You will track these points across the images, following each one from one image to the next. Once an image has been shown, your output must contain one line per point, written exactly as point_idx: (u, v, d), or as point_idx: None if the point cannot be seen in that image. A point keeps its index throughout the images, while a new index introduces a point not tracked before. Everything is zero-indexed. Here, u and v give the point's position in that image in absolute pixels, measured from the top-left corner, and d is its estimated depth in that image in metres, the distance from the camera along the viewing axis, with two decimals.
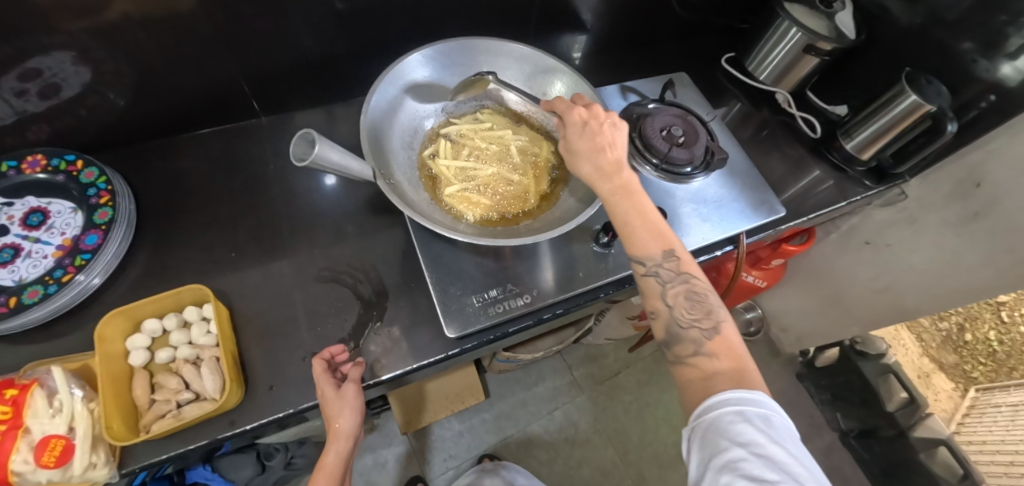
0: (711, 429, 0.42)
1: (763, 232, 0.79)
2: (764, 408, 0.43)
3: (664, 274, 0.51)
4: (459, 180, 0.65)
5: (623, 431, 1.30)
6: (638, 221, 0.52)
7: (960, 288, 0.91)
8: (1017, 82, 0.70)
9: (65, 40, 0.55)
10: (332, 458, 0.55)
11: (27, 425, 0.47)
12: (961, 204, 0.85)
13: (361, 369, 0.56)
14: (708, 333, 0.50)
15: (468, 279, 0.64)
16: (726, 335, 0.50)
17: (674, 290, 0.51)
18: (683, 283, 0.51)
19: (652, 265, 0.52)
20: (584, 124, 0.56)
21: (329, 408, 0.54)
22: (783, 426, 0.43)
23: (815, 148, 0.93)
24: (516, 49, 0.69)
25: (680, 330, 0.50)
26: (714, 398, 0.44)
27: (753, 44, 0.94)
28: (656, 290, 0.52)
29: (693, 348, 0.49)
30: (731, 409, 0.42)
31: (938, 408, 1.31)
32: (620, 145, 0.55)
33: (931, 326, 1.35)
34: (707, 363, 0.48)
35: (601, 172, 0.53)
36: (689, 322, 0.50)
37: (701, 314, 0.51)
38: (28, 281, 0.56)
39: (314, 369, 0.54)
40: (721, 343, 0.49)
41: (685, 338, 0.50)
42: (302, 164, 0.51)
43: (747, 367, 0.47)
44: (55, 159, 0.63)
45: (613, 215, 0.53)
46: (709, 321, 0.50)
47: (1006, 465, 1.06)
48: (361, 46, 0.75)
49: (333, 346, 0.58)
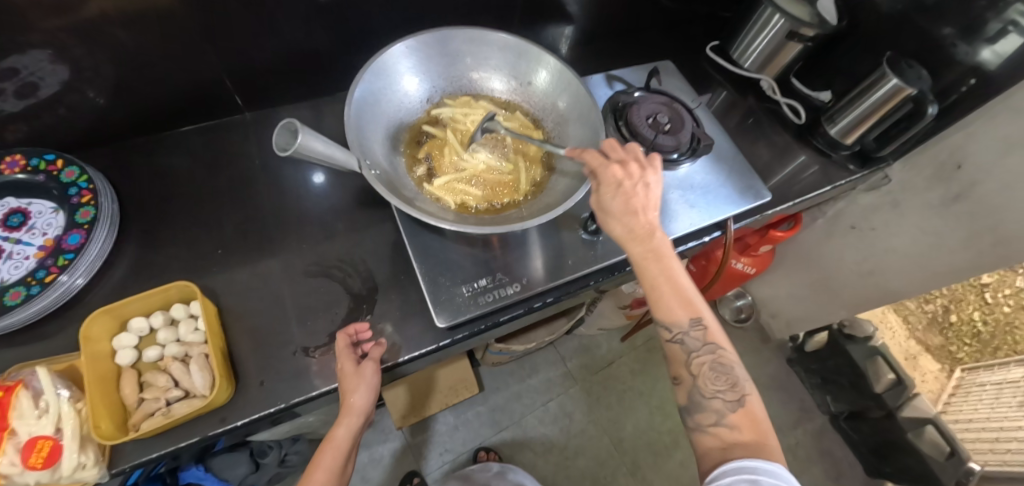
0: None
1: (750, 217, 0.80)
2: (780, 479, 0.43)
3: (690, 341, 0.53)
4: (449, 168, 0.65)
5: (617, 420, 1.31)
6: (664, 286, 0.54)
7: (944, 269, 0.92)
8: (996, 65, 0.71)
9: (40, 39, 0.54)
10: (342, 431, 0.56)
11: (14, 427, 0.47)
12: (943, 186, 0.86)
13: (383, 350, 0.57)
14: (731, 404, 0.51)
15: (458, 269, 0.64)
16: (751, 407, 0.50)
17: (698, 359, 0.53)
18: (709, 353, 0.53)
19: (678, 332, 0.53)
20: (618, 184, 0.55)
21: (347, 382, 0.54)
22: None
23: (800, 134, 0.94)
24: (500, 38, 0.69)
25: (703, 399, 0.52)
26: (729, 465, 0.46)
27: (737, 33, 0.95)
28: (681, 357, 0.54)
29: (715, 418, 0.51)
30: (745, 477, 0.44)
31: (926, 388, 1.36)
32: (652, 206, 0.56)
33: (917, 308, 1.40)
34: (728, 435, 0.49)
35: (632, 234, 0.54)
36: (713, 392, 0.52)
37: (725, 386, 0.52)
38: (10, 283, 0.55)
39: (338, 343, 0.56)
40: (744, 414, 0.50)
41: (706, 407, 0.51)
42: (286, 153, 0.50)
43: (771, 444, 0.48)
44: (35, 158, 0.62)
45: (641, 278, 0.55)
46: (733, 393, 0.51)
47: (992, 441, 1.13)
48: (345, 40, 0.75)
49: (359, 323, 0.59)
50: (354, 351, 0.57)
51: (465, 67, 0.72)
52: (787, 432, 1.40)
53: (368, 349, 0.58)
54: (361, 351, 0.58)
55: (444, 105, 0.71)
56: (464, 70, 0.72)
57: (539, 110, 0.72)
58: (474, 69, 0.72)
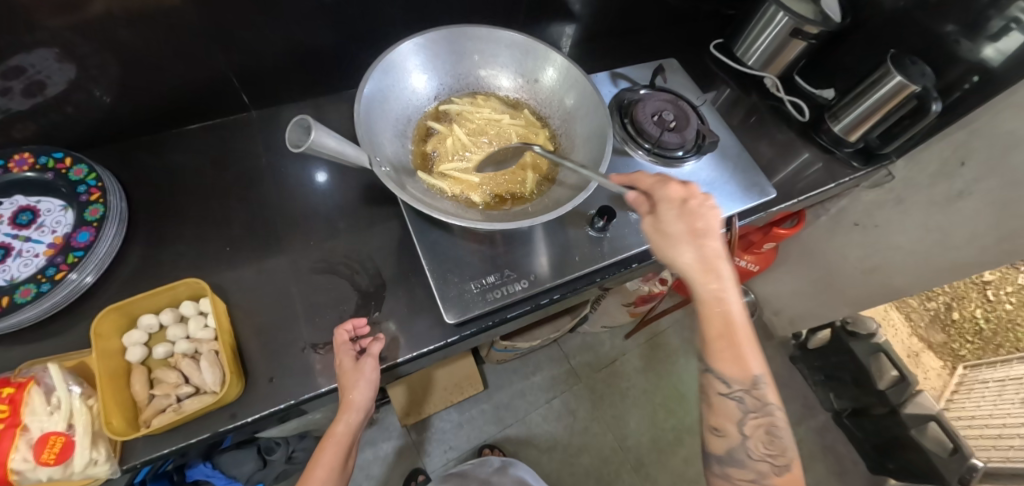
0: None
1: (756, 214, 0.80)
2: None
3: (745, 399, 0.53)
4: (453, 162, 0.66)
5: (621, 417, 1.31)
6: (727, 335, 0.52)
7: (948, 265, 0.93)
8: (999, 63, 0.71)
9: (47, 37, 0.54)
10: (342, 427, 0.56)
11: (26, 423, 0.47)
12: (946, 183, 0.86)
13: (382, 345, 0.56)
14: (778, 468, 0.52)
15: (465, 266, 0.64)
16: (794, 475, 0.52)
17: (753, 419, 0.53)
18: (764, 414, 0.53)
19: (737, 389, 0.52)
20: (684, 205, 0.54)
21: (346, 379, 0.54)
22: None
23: (804, 131, 0.94)
24: (507, 36, 0.69)
25: (748, 459, 0.52)
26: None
27: (741, 30, 0.95)
28: (733, 414, 0.53)
29: (755, 476, 0.53)
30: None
31: (928, 385, 1.35)
32: (719, 239, 0.54)
33: (919, 305, 1.41)
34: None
35: (704, 267, 0.53)
36: (761, 454, 0.52)
37: (775, 450, 0.52)
38: (20, 280, 0.55)
39: (337, 338, 0.56)
40: (789, 480, 0.52)
41: (749, 467, 0.53)
42: (298, 149, 0.50)
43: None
44: (43, 156, 0.62)
45: (703, 319, 0.53)
46: (782, 458, 0.52)
47: (994, 438, 1.14)
48: (351, 38, 0.75)
49: (358, 319, 0.58)
50: (353, 348, 0.57)
51: (472, 64, 0.72)
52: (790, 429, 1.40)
53: (367, 345, 0.58)
54: (361, 347, 0.58)
55: (451, 102, 0.71)
56: (471, 68, 0.72)
57: (542, 107, 0.72)
58: (482, 66, 0.72)
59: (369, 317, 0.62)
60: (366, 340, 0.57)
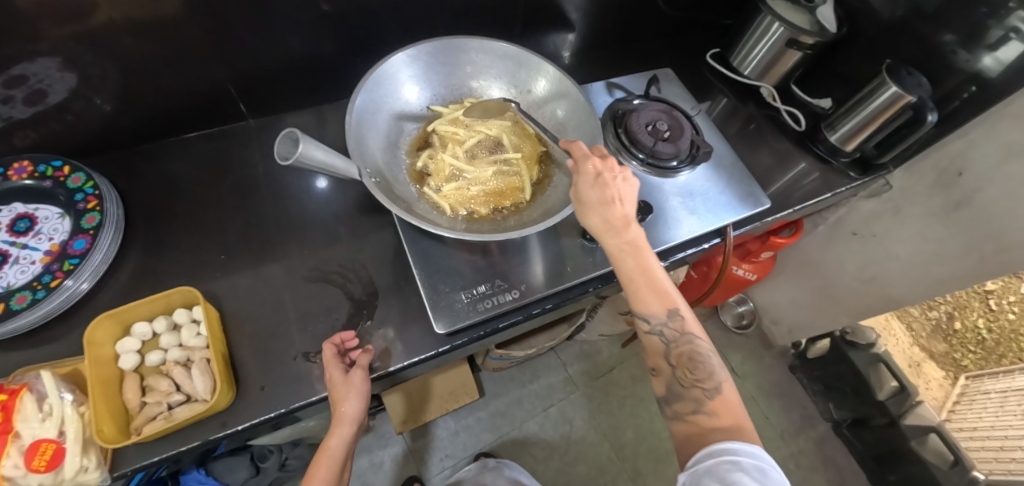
0: (707, 473, 0.44)
1: (750, 224, 0.80)
2: (760, 460, 0.44)
3: (667, 333, 0.54)
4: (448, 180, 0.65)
5: (618, 426, 1.30)
6: (641, 282, 0.53)
7: (946, 276, 0.92)
8: (997, 72, 0.71)
9: (49, 46, 0.55)
10: (336, 440, 0.56)
11: (18, 430, 0.48)
12: (944, 193, 0.86)
13: (371, 356, 0.57)
14: (709, 392, 0.52)
15: (458, 276, 0.65)
16: (727, 395, 0.52)
17: (679, 350, 0.54)
18: (687, 343, 0.53)
19: (656, 325, 0.54)
20: (597, 175, 0.54)
21: (337, 391, 0.55)
22: (778, 480, 0.44)
23: (800, 141, 0.94)
24: (500, 47, 0.70)
25: (682, 389, 0.53)
26: (713, 447, 0.46)
27: (737, 40, 0.95)
28: (660, 349, 0.54)
29: (694, 406, 0.52)
30: (727, 458, 0.44)
31: (930, 396, 1.34)
32: (626, 197, 0.54)
33: (920, 315, 1.38)
34: (705, 422, 0.50)
35: (608, 225, 0.53)
36: (691, 381, 0.52)
37: (703, 375, 0.52)
38: (17, 287, 0.56)
39: (325, 352, 0.56)
40: (722, 402, 0.51)
41: (685, 396, 0.53)
42: (286, 162, 0.51)
43: (744, 426, 0.49)
44: (42, 165, 0.63)
45: (618, 272, 0.54)
46: (710, 380, 0.52)
47: (996, 450, 1.13)
48: (347, 48, 0.76)
49: (345, 332, 0.60)
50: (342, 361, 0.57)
51: (466, 75, 0.72)
52: (789, 440, 1.39)
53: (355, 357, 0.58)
54: (349, 359, 0.59)
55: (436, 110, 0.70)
56: (464, 79, 0.72)
57: (534, 116, 0.72)
58: (475, 77, 0.73)
59: (358, 328, 0.62)
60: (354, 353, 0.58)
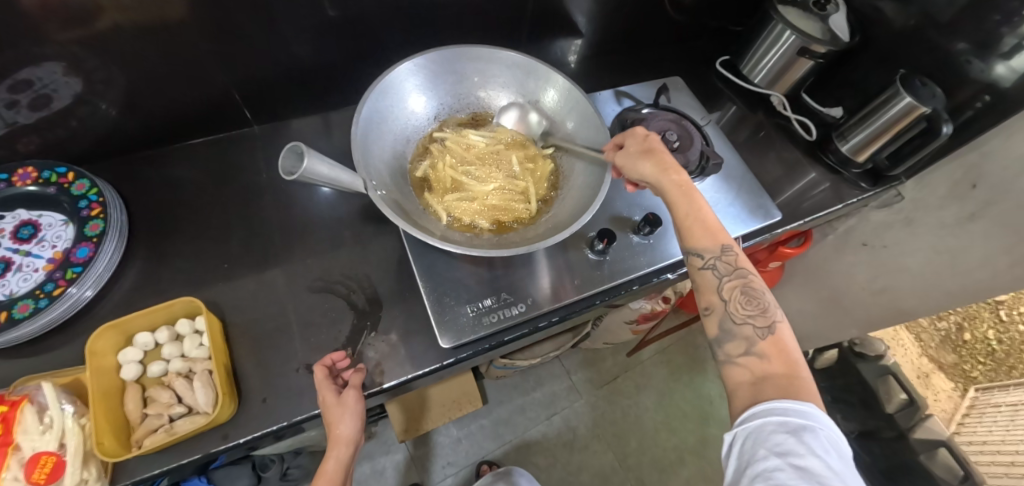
0: (751, 437, 0.42)
1: (760, 236, 0.78)
2: (811, 420, 0.41)
3: (721, 266, 0.53)
4: (451, 193, 0.65)
5: (622, 435, 1.29)
6: (695, 216, 0.55)
7: (958, 289, 0.90)
8: (1012, 81, 0.69)
9: (55, 51, 0.55)
10: (332, 464, 0.53)
11: (18, 442, 0.47)
12: (958, 204, 0.83)
13: (362, 376, 0.57)
14: (762, 331, 0.49)
15: (462, 287, 0.64)
16: (781, 336, 0.49)
17: (730, 284, 0.52)
18: (739, 278, 0.52)
19: (710, 258, 0.54)
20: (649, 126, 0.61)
21: (330, 414, 0.54)
22: (831, 441, 0.40)
23: (810, 151, 0.93)
24: (507, 56, 0.69)
25: (733, 326, 0.50)
26: (760, 405, 0.43)
27: (747, 47, 0.94)
28: (712, 284, 0.53)
29: (745, 346, 0.49)
30: (774, 418, 0.41)
31: (938, 408, 1.32)
32: None
33: (930, 326, 1.39)
34: (757, 365, 0.47)
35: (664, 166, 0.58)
36: (743, 317, 0.50)
37: (755, 311, 0.51)
38: (19, 295, 0.55)
39: (316, 375, 0.55)
40: (774, 342, 0.48)
41: (736, 335, 0.50)
42: (291, 177, 0.50)
43: (800, 375, 0.46)
44: (47, 171, 0.62)
45: (672, 208, 0.57)
46: (763, 319, 0.50)
47: (1007, 465, 1.07)
48: (355, 54, 0.75)
49: (335, 353, 0.58)
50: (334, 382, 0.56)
51: (473, 84, 0.71)
52: None
53: (348, 377, 0.57)
54: (341, 380, 0.57)
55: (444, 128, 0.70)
56: (472, 88, 0.72)
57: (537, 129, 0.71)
58: (482, 87, 0.72)
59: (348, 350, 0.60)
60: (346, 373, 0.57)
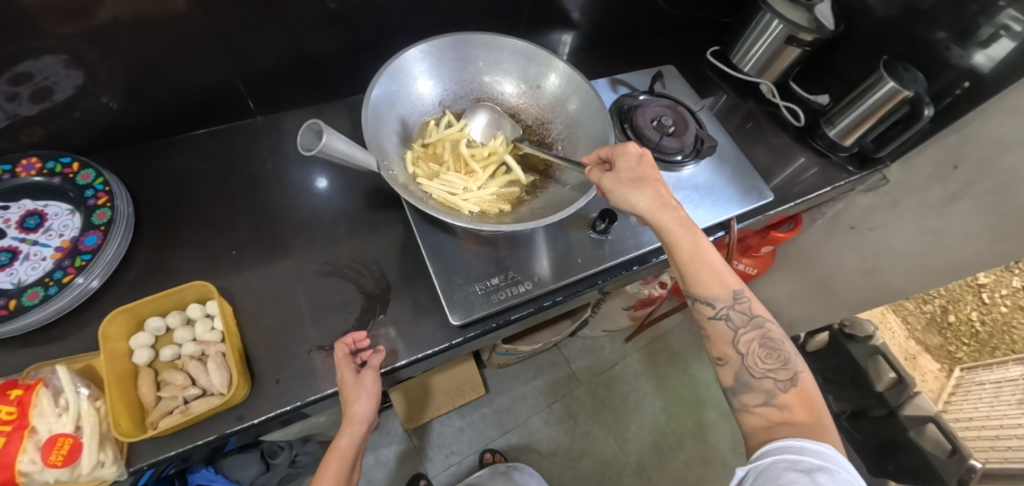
0: (763, 471, 0.44)
1: (753, 217, 0.81)
2: (827, 461, 0.43)
3: (734, 317, 0.54)
4: (452, 186, 0.65)
5: (621, 421, 1.31)
6: (701, 261, 0.55)
7: (942, 267, 0.93)
8: (989, 69, 0.73)
9: (55, 43, 0.55)
10: (345, 441, 0.56)
11: (34, 425, 0.47)
12: (940, 186, 0.86)
13: (382, 357, 0.57)
14: (783, 384, 0.51)
15: (469, 268, 0.65)
16: (804, 387, 0.51)
17: (746, 336, 0.54)
18: (756, 328, 0.54)
19: (722, 307, 0.54)
20: (640, 157, 0.57)
21: (347, 392, 0.55)
22: (848, 483, 0.42)
23: (799, 136, 0.96)
24: (510, 43, 0.71)
25: (752, 380, 0.52)
26: (775, 444, 0.46)
27: (737, 38, 0.97)
28: (726, 335, 0.54)
29: (765, 398, 0.51)
30: (787, 456, 0.44)
31: (927, 388, 1.38)
32: None
33: (916, 309, 1.47)
34: (777, 415, 0.50)
35: (662, 204, 0.56)
36: (761, 371, 0.52)
37: (775, 364, 0.53)
38: (27, 283, 0.56)
39: (336, 352, 0.56)
40: (796, 394, 0.51)
41: (755, 387, 0.52)
42: (309, 153, 0.52)
43: (822, 423, 0.49)
44: (51, 161, 0.63)
45: (675, 251, 0.55)
46: (784, 372, 0.52)
47: (993, 439, 1.15)
48: (356, 46, 0.77)
49: (357, 332, 0.59)
50: (353, 361, 0.57)
51: (477, 71, 0.73)
52: None
53: (367, 357, 0.58)
54: (360, 359, 0.59)
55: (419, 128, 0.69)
56: (476, 74, 0.73)
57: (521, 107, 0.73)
58: (484, 74, 0.74)
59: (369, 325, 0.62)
60: (366, 353, 0.58)
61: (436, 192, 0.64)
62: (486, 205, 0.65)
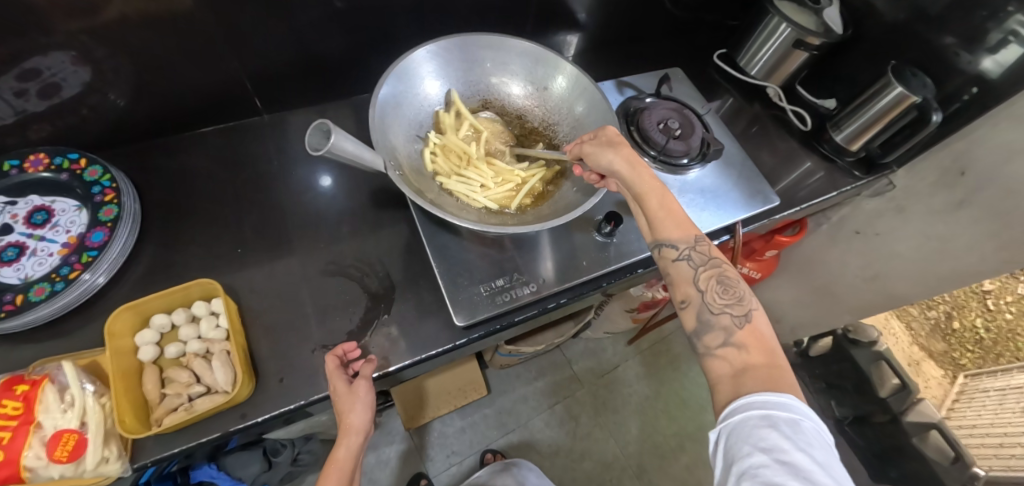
0: (734, 433, 0.42)
1: (759, 221, 0.81)
2: (793, 412, 0.42)
3: (695, 257, 0.55)
4: (472, 181, 0.66)
5: (622, 423, 1.31)
6: (667, 209, 0.58)
7: (948, 273, 0.92)
8: (997, 75, 0.73)
9: (64, 40, 0.56)
10: (344, 451, 0.55)
11: (39, 420, 0.48)
12: (946, 192, 0.85)
13: (373, 367, 0.58)
14: (739, 320, 0.51)
15: (474, 269, 0.65)
16: (757, 324, 0.50)
17: (705, 274, 0.54)
18: (714, 267, 0.54)
19: (685, 249, 0.56)
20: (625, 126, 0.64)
21: (341, 403, 0.55)
22: (813, 430, 0.42)
23: (805, 140, 0.95)
24: (518, 44, 0.71)
25: (711, 316, 0.52)
26: (741, 400, 0.44)
27: (744, 41, 0.97)
28: (688, 275, 0.55)
29: (724, 336, 0.50)
30: (755, 413, 0.42)
31: (930, 394, 1.39)
32: None
33: (921, 314, 1.47)
34: (737, 356, 0.48)
35: (638, 161, 0.60)
36: (720, 306, 0.52)
37: (731, 300, 0.52)
38: (34, 279, 0.56)
39: (327, 365, 0.56)
40: (751, 331, 0.50)
41: (715, 325, 0.51)
42: (317, 153, 0.52)
43: (779, 364, 0.47)
44: (58, 157, 0.63)
45: (644, 202, 0.59)
46: (740, 307, 0.52)
47: (996, 447, 1.15)
48: (362, 45, 0.77)
49: (347, 343, 0.59)
50: (345, 373, 0.57)
51: (485, 71, 0.73)
52: None
53: (358, 368, 0.58)
54: (352, 370, 0.58)
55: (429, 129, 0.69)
56: (483, 74, 0.73)
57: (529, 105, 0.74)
58: (492, 75, 0.74)
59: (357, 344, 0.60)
60: (357, 364, 0.58)
61: (456, 190, 0.65)
62: (506, 200, 0.66)
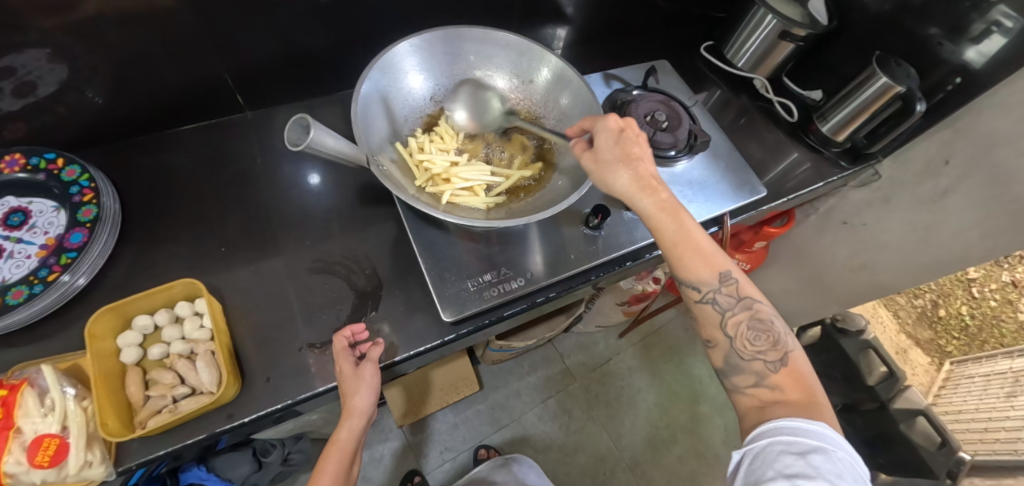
0: (760, 455, 0.44)
1: (746, 213, 0.81)
2: (823, 441, 0.43)
3: (721, 300, 0.54)
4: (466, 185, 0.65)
5: (615, 416, 1.32)
6: (684, 242, 0.55)
7: (932, 262, 0.94)
8: (981, 64, 0.73)
9: (37, 37, 0.54)
10: (345, 433, 0.56)
11: (20, 425, 0.47)
12: (931, 181, 0.86)
13: (381, 350, 0.56)
14: (773, 365, 0.51)
15: (462, 264, 0.65)
16: (794, 366, 0.51)
17: (734, 319, 0.54)
18: (744, 309, 0.54)
19: (709, 291, 0.55)
20: (620, 132, 0.57)
21: (347, 384, 0.55)
22: (845, 462, 0.42)
23: (792, 131, 0.96)
24: (502, 37, 0.70)
25: (741, 361, 0.52)
26: (770, 426, 0.45)
27: (730, 32, 0.97)
28: (714, 319, 0.55)
29: (755, 379, 0.51)
30: (783, 438, 0.44)
31: (916, 381, 1.41)
32: (647, 160, 0.57)
33: (907, 303, 1.53)
34: (769, 395, 0.50)
35: (642, 186, 0.55)
36: (751, 352, 0.52)
37: (765, 345, 0.52)
38: (12, 282, 0.55)
39: (335, 344, 0.56)
40: (787, 373, 0.50)
41: (745, 369, 0.52)
42: (297, 149, 0.52)
43: (816, 400, 0.48)
44: (35, 157, 0.61)
45: (658, 232, 0.56)
46: (773, 352, 0.52)
47: (981, 432, 1.17)
48: (346, 40, 0.76)
49: (355, 326, 0.59)
50: (352, 353, 0.57)
51: (468, 65, 0.73)
52: None
53: (366, 350, 0.58)
54: (359, 351, 0.59)
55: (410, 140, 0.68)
56: (467, 68, 0.73)
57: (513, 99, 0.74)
58: (477, 68, 0.73)
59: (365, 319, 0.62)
60: (365, 346, 0.58)
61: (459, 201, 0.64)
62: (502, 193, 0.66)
